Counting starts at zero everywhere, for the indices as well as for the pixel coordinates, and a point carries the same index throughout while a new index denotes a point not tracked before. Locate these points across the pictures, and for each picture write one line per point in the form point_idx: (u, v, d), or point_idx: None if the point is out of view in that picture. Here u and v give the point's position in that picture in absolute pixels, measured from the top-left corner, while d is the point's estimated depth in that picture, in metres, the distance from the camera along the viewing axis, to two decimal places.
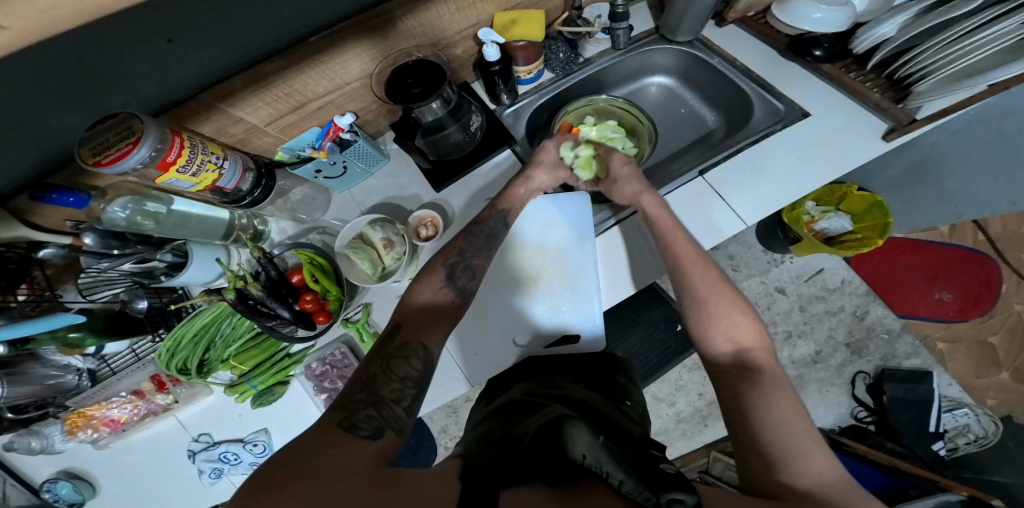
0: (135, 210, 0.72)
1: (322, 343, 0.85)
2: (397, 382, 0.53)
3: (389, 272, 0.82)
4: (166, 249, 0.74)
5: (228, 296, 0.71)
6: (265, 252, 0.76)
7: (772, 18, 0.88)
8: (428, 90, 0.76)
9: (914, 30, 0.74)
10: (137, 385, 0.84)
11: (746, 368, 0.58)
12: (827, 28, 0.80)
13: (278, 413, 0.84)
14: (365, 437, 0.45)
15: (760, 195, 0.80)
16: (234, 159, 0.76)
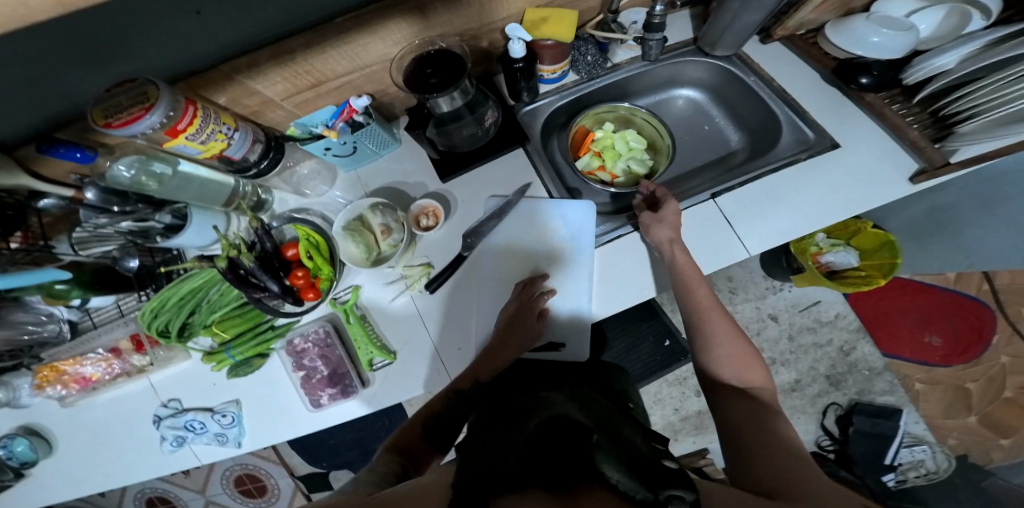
0: (139, 172, 0.76)
1: (307, 319, 0.87)
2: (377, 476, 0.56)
3: (384, 257, 0.83)
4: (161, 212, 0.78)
5: (219, 264, 0.74)
6: (263, 224, 0.80)
7: (823, 40, 0.84)
8: (444, 81, 0.77)
9: (972, 64, 0.69)
10: (115, 343, 0.87)
11: (747, 416, 0.60)
12: (884, 54, 0.77)
13: (253, 386, 0.85)
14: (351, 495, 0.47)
15: (769, 225, 0.80)
16: (244, 130, 0.81)
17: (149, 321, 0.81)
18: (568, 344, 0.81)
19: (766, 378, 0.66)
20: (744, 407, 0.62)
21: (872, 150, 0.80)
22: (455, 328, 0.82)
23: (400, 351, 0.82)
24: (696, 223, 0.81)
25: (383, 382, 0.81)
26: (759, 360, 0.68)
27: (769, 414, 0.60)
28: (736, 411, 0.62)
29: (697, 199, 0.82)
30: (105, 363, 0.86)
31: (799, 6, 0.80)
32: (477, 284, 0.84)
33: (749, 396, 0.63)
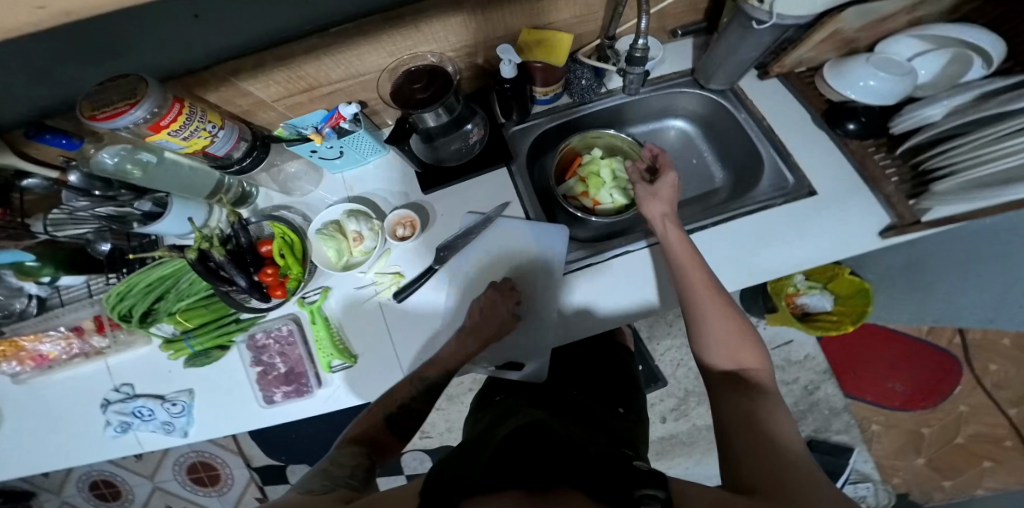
0: (123, 162, 0.82)
1: (272, 316, 0.90)
2: (350, 466, 0.61)
3: (353, 263, 0.88)
4: (142, 200, 0.84)
5: (189, 255, 0.77)
6: (240, 219, 0.85)
7: (819, 79, 0.81)
8: (433, 96, 0.76)
9: (957, 118, 0.66)
10: (77, 323, 0.92)
11: (737, 406, 0.59)
12: (876, 99, 0.75)
13: (208, 376, 0.90)
14: (317, 492, 0.53)
15: (734, 269, 0.79)
16: (230, 129, 0.81)
17: (115, 301, 0.85)
18: (528, 365, 0.82)
19: (760, 363, 0.65)
20: (735, 396, 0.61)
21: (852, 201, 0.79)
22: (419, 339, 0.85)
23: (361, 355, 0.85)
24: (665, 259, 0.82)
25: (340, 384, 0.85)
26: (753, 343, 0.67)
27: (763, 401, 0.59)
28: (727, 399, 0.61)
29: (669, 235, 0.83)
30: (64, 342, 0.91)
31: (798, 43, 0.76)
32: (444, 297, 0.86)
33: (739, 385, 0.62)
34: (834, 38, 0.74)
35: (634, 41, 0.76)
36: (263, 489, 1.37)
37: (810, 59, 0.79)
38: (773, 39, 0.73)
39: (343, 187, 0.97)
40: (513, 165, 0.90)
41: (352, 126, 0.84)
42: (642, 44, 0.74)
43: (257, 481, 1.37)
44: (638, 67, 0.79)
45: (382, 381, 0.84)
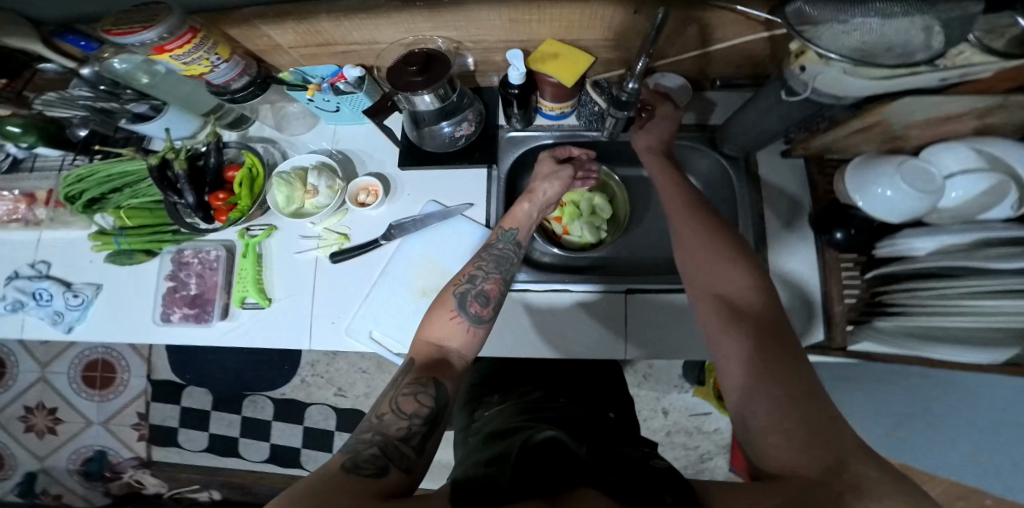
0: (135, 71, 0.83)
1: (209, 238, 0.94)
2: (404, 420, 0.51)
3: (302, 213, 0.85)
4: (139, 102, 0.87)
5: (150, 162, 0.86)
6: (217, 141, 0.90)
7: (843, 176, 0.72)
8: (427, 83, 0.68)
9: (937, 260, 0.57)
10: (32, 190, 1.03)
11: (739, 348, 0.53)
12: (888, 213, 0.65)
13: (111, 274, 0.98)
14: (369, 475, 0.44)
15: (654, 340, 0.81)
16: (234, 62, 0.80)
17: (69, 185, 0.93)
18: None
19: (758, 293, 0.58)
20: (736, 335, 0.54)
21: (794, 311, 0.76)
22: (337, 304, 0.85)
23: (277, 301, 0.87)
24: (599, 308, 0.82)
25: (246, 322, 0.88)
26: (752, 280, 0.60)
27: (753, 335, 0.54)
28: (728, 338, 0.55)
29: (614, 287, 0.81)
30: (15, 203, 1.02)
31: (828, 126, 0.68)
32: (375, 274, 0.84)
33: (738, 317, 0.56)
34: (872, 131, 0.65)
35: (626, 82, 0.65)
36: (149, 405, 1.52)
37: (845, 145, 0.71)
38: (805, 116, 0.65)
39: (330, 139, 0.94)
40: (493, 168, 0.85)
41: (352, 88, 0.82)
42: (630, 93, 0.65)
43: (146, 396, 1.53)
44: (624, 112, 0.71)
45: (290, 333, 0.85)
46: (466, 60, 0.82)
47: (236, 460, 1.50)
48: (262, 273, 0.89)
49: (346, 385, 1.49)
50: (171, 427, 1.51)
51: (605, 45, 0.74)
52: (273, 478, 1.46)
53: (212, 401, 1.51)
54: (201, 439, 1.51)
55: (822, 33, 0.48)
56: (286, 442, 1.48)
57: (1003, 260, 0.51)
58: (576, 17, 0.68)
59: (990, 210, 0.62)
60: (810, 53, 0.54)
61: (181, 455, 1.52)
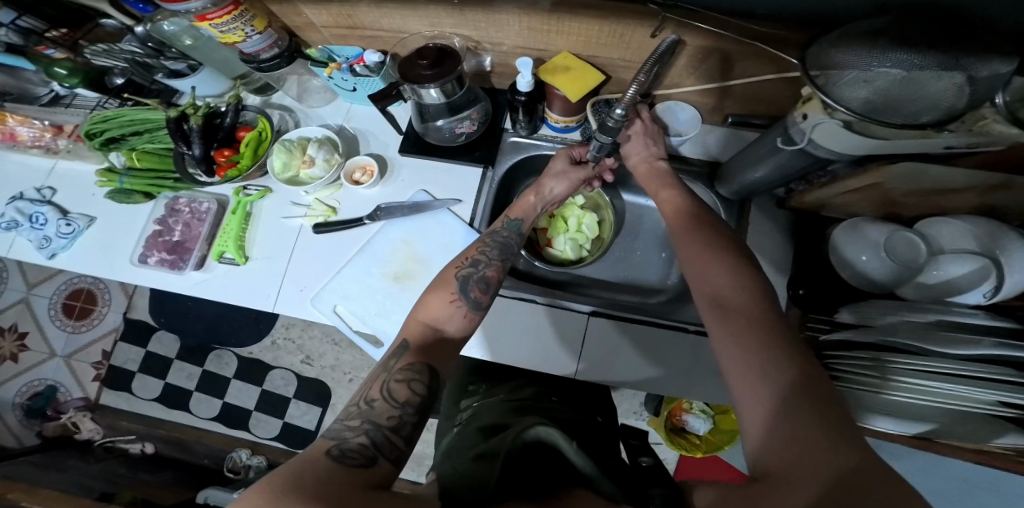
0: (182, 33, 0.84)
1: (206, 191, 0.95)
2: (395, 409, 0.51)
3: (298, 181, 0.86)
4: (177, 59, 0.89)
5: (169, 114, 0.86)
6: (238, 103, 0.91)
7: (829, 233, 0.70)
8: (435, 77, 0.69)
9: (903, 333, 0.57)
10: (60, 122, 1.05)
11: (733, 347, 0.46)
12: (864, 279, 0.65)
13: (109, 210, 0.99)
14: (358, 466, 0.44)
15: (610, 364, 0.78)
16: (267, 34, 0.78)
17: (93, 123, 0.95)
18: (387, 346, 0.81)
19: (747, 287, 0.51)
20: (730, 333, 0.47)
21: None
22: (309, 271, 0.86)
23: (254, 260, 0.88)
24: (561, 323, 0.80)
25: (219, 275, 0.89)
26: (737, 275, 0.53)
27: (744, 328, 0.47)
28: (723, 338, 0.48)
29: (580, 306, 0.80)
30: (40, 132, 1.05)
31: (824, 183, 0.66)
32: (353, 250, 0.86)
33: (734, 314, 0.49)
34: (867, 195, 0.63)
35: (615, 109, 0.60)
36: (116, 343, 1.64)
37: (839, 205, 0.69)
38: (800, 169, 0.64)
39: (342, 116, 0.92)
40: (489, 171, 0.86)
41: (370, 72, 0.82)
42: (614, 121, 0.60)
43: (116, 335, 1.64)
44: (610, 137, 0.65)
45: (258, 293, 0.86)
46: (483, 60, 0.81)
47: (183, 415, 1.58)
48: (246, 231, 0.89)
49: (315, 355, 1.58)
50: (129, 371, 1.61)
51: (623, 65, 0.72)
52: (214, 437, 1.54)
53: (178, 350, 1.61)
54: (155, 388, 1.60)
55: (839, 79, 0.48)
56: (240, 402, 1.57)
57: (962, 346, 0.54)
58: (595, 33, 0.66)
59: (963, 294, 0.61)
60: (813, 102, 0.53)
61: (130, 402, 1.60)
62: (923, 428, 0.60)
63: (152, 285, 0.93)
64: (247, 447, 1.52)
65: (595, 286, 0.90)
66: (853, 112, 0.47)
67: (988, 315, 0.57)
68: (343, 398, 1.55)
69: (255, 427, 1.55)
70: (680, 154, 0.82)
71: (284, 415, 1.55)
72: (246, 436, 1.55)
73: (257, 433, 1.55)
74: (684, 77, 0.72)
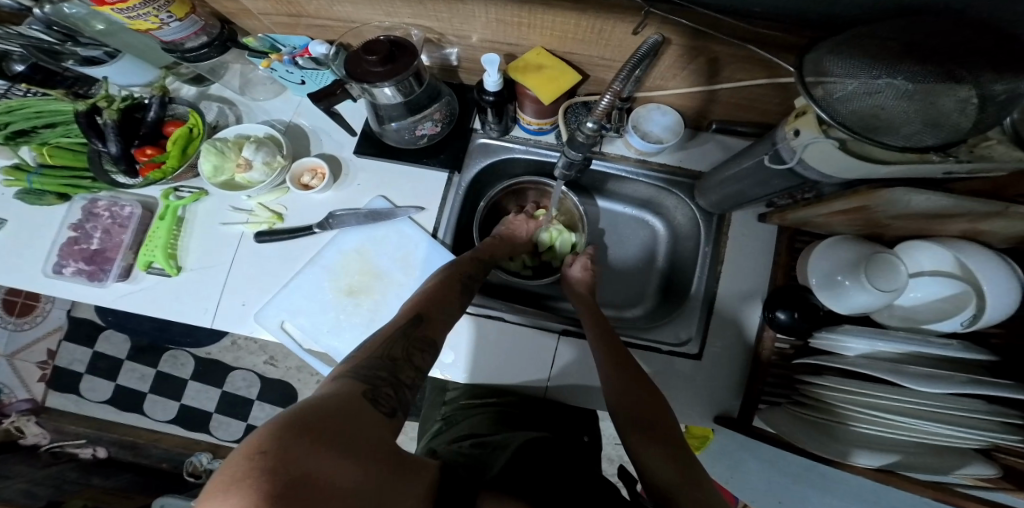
0: (89, 18, 0.72)
1: (130, 194, 0.84)
2: (413, 371, 0.52)
3: (237, 185, 0.76)
4: (89, 47, 0.76)
5: (78, 107, 0.76)
6: (164, 97, 0.81)
7: (806, 252, 0.67)
8: (388, 74, 0.61)
9: (869, 365, 0.54)
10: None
11: (652, 458, 0.56)
12: (839, 302, 0.63)
13: (21, 210, 0.86)
14: (385, 413, 0.44)
15: (580, 385, 0.73)
16: (189, 20, 0.66)
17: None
18: None
19: (656, 403, 0.61)
20: (653, 451, 0.56)
21: (728, 380, 0.69)
22: (251, 284, 0.77)
23: (188, 272, 0.78)
24: (528, 340, 0.75)
25: (149, 287, 0.79)
26: (647, 388, 0.63)
27: (655, 445, 0.57)
28: (644, 452, 0.57)
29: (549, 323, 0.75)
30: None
31: (810, 202, 0.62)
32: (301, 261, 0.78)
33: (650, 432, 0.58)
34: (854, 216, 0.60)
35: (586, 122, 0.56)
36: (62, 342, 1.48)
37: (820, 224, 0.65)
38: (786, 187, 0.60)
39: (292, 111, 0.82)
40: (454, 175, 0.78)
41: (319, 65, 0.72)
42: (584, 136, 0.57)
43: (61, 333, 1.49)
44: (578, 153, 0.62)
45: (192, 308, 0.77)
46: (449, 53, 0.72)
47: (138, 417, 1.46)
48: (177, 238, 0.80)
49: (279, 356, 1.47)
50: (76, 372, 1.47)
51: (602, 64, 0.66)
52: (171, 440, 1.43)
53: (130, 350, 1.48)
54: (106, 389, 1.46)
55: (835, 91, 0.44)
56: (199, 404, 1.46)
57: (930, 382, 0.49)
58: (573, 28, 0.59)
59: (943, 321, 0.58)
60: (808, 116, 0.49)
61: (79, 404, 1.46)
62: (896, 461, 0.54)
63: (71, 298, 0.82)
64: (208, 450, 1.43)
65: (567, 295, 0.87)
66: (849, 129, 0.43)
67: (960, 346, 0.53)
68: None
69: (217, 429, 1.45)
70: (657, 163, 0.77)
71: (247, 417, 1.45)
72: (206, 438, 1.45)
73: (219, 435, 1.45)
74: (666, 80, 0.66)
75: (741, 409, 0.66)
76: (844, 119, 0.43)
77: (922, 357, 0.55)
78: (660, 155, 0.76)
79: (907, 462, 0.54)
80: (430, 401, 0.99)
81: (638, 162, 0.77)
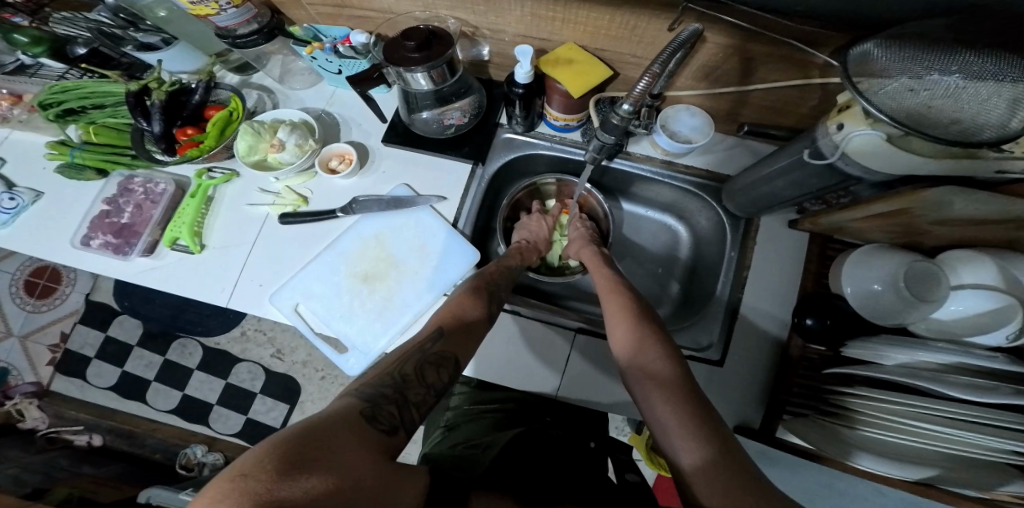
0: (154, 6, 0.76)
1: (165, 173, 0.87)
2: (422, 389, 0.52)
3: (267, 167, 0.78)
4: (148, 32, 0.81)
5: (130, 86, 0.79)
6: (210, 81, 0.84)
7: (838, 262, 0.65)
8: (424, 60, 0.62)
9: (911, 374, 0.52)
10: (20, 91, 0.95)
11: (661, 413, 0.51)
12: (869, 311, 0.61)
13: (58, 185, 0.89)
14: (382, 431, 0.45)
15: (594, 387, 0.70)
16: (244, 7, 0.69)
17: (49, 93, 0.87)
18: (349, 352, 0.73)
19: (665, 356, 0.57)
20: (663, 404, 0.51)
21: (748, 389, 0.66)
22: (269, 266, 0.78)
23: (211, 250, 0.80)
24: (541, 338, 0.72)
25: (172, 263, 0.81)
26: (659, 342, 0.58)
27: (662, 397, 0.52)
28: (655, 407, 0.52)
29: (564, 322, 0.73)
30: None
31: (845, 206, 0.60)
32: (319, 245, 0.78)
33: (659, 384, 0.53)
34: (890, 219, 0.58)
35: (622, 104, 0.55)
36: (75, 325, 1.51)
37: (855, 229, 0.63)
38: (822, 187, 0.58)
39: (325, 100, 0.85)
40: (478, 167, 0.79)
41: (357, 53, 0.75)
42: (620, 119, 0.56)
43: (76, 316, 1.52)
44: (610, 136, 0.61)
45: (211, 284, 0.78)
46: (482, 50, 0.75)
47: (138, 405, 1.46)
48: (203, 217, 0.81)
49: (287, 350, 1.49)
50: (85, 356, 1.49)
51: (633, 62, 0.66)
52: (168, 431, 1.42)
53: (140, 336, 1.50)
54: (111, 376, 1.47)
55: (881, 88, 0.42)
56: (200, 395, 1.46)
57: (976, 391, 0.48)
58: (606, 23, 0.60)
59: (982, 334, 0.55)
60: (854, 111, 0.47)
61: (82, 390, 1.47)
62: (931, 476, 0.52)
63: (94, 271, 0.84)
64: (204, 442, 1.40)
65: (582, 297, 0.85)
66: (902, 123, 0.41)
67: (1006, 359, 0.50)
68: (313, 396, 1.45)
69: (214, 422, 1.44)
70: (683, 166, 0.76)
71: (247, 411, 1.45)
72: (204, 431, 1.44)
73: (217, 428, 1.44)
74: (696, 80, 0.67)
75: (763, 420, 0.63)
76: (893, 116, 0.41)
77: (964, 369, 0.52)
78: (687, 157, 0.76)
79: (937, 473, 0.52)
80: (435, 404, 0.97)
81: (664, 164, 0.77)
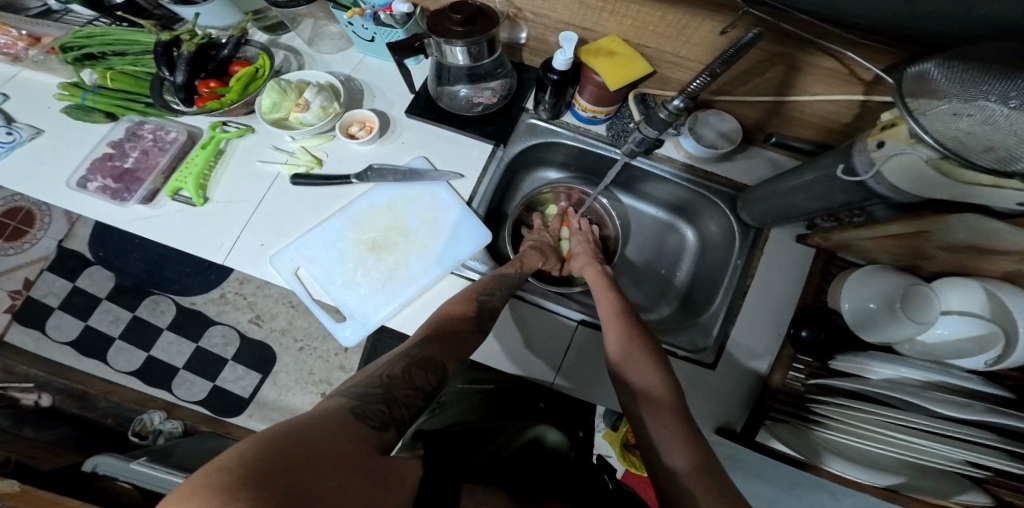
0: None
1: (179, 122, 0.86)
2: (411, 389, 0.50)
3: (290, 126, 0.78)
4: None
5: (160, 36, 0.78)
6: (241, 36, 0.83)
7: (840, 278, 0.66)
8: (467, 35, 0.62)
9: (894, 388, 0.55)
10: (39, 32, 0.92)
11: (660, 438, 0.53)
12: (866, 330, 0.62)
13: (57, 122, 0.87)
14: (373, 427, 0.43)
15: (590, 382, 0.69)
16: None
17: (75, 36, 0.85)
18: (348, 318, 0.72)
19: (660, 374, 0.59)
20: (660, 421, 0.54)
21: (739, 394, 0.67)
22: (271, 225, 0.76)
23: (213, 204, 0.78)
24: (541, 328, 0.72)
25: (170, 213, 0.78)
26: (655, 363, 0.60)
27: (660, 418, 0.54)
28: (653, 424, 0.54)
29: (566, 312, 0.72)
30: (12, 40, 0.90)
31: (852, 225, 0.63)
32: (328, 210, 0.77)
33: (657, 405, 0.56)
34: (902, 241, 0.60)
35: (671, 98, 0.55)
36: (43, 272, 1.46)
37: (861, 249, 0.65)
38: (843, 204, 0.59)
39: (353, 66, 0.84)
40: (499, 148, 0.79)
41: (395, 22, 0.75)
42: (667, 115, 0.56)
43: (45, 264, 1.46)
44: (653, 129, 0.61)
45: (207, 238, 0.76)
46: (520, 33, 0.75)
47: (97, 364, 1.41)
48: (211, 169, 0.79)
49: (266, 316, 1.46)
50: (47, 305, 1.44)
51: (673, 62, 0.68)
52: (125, 393, 1.37)
53: (110, 290, 1.46)
54: (72, 329, 1.42)
55: (930, 108, 0.44)
56: (166, 358, 1.42)
57: (951, 406, 0.51)
58: (656, 20, 0.62)
59: (961, 357, 0.57)
60: (898, 129, 0.48)
61: (37, 343, 1.41)
62: (896, 481, 0.57)
63: (85, 214, 0.80)
64: (162, 409, 1.35)
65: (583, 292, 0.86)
66: (948, 148, 0.42)
67: (983, 381, 0.55)
68: (288, 367, 1.43)
69: (178, 387, 1.41)
70: (705, 170, 0.78)
71: (215, 378, 1.41)
72: (164, 396, 1.40)
73: (179, 394, 1.40)
74: (732, 85, 0.69)
75: (745, 424, 0.65)
76: (939, 138, 0.42)
77: (943, 386, 0.56)
78: (707, 162, 0.78)
79: (910, 483, 0.58)
80: None
81: (684, 166, 0.78)
